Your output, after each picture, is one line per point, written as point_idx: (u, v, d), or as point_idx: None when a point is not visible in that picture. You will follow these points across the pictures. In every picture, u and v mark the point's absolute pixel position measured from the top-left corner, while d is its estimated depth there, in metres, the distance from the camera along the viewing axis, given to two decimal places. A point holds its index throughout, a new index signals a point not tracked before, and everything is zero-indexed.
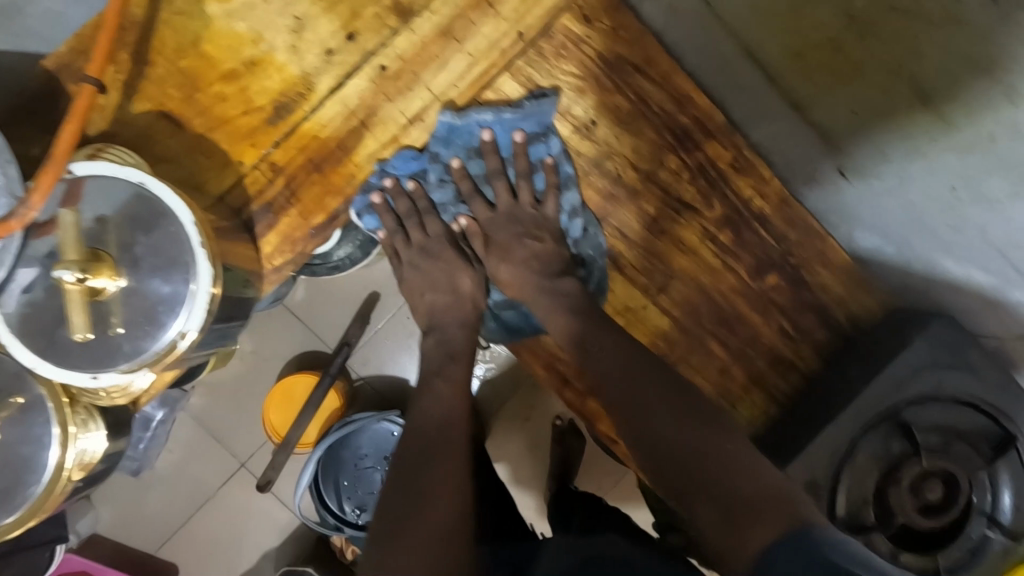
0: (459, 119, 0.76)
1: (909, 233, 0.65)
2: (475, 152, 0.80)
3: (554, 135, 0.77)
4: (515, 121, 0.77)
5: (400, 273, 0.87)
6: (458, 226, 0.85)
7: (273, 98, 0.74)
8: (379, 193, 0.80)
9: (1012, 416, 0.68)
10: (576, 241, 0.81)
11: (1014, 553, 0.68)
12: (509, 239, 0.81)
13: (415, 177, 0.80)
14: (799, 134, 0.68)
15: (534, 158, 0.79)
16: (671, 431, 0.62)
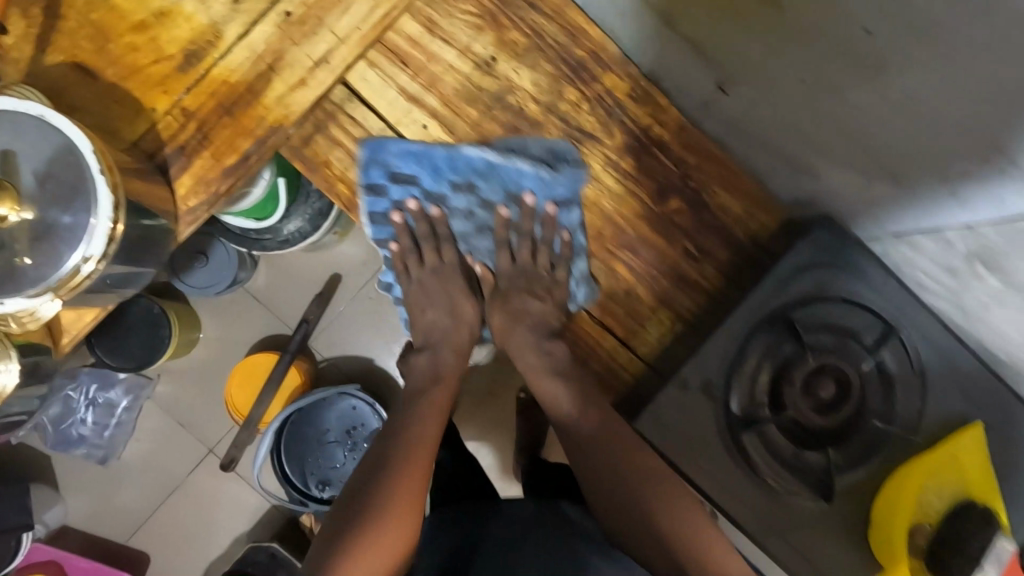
0: (501, 160, 0.81)
1: (783, 134, 0.70)
2: (510, 197, 0.85)
3: (579, 206, 0.82)
4: (551, 187, 0.82)
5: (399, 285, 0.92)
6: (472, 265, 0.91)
7: (182, 46, 0.77)
8: (397, 211, 0.85)
9: (895, 310, 0.73)
10: (575, 303, 0.85)
11: (906, 443, 0.73)
12: (512, 291, 0.88)
13: (439, 204, 0.85)
14: (677, 53, 0.73)
15: (561, 224, 0.84)
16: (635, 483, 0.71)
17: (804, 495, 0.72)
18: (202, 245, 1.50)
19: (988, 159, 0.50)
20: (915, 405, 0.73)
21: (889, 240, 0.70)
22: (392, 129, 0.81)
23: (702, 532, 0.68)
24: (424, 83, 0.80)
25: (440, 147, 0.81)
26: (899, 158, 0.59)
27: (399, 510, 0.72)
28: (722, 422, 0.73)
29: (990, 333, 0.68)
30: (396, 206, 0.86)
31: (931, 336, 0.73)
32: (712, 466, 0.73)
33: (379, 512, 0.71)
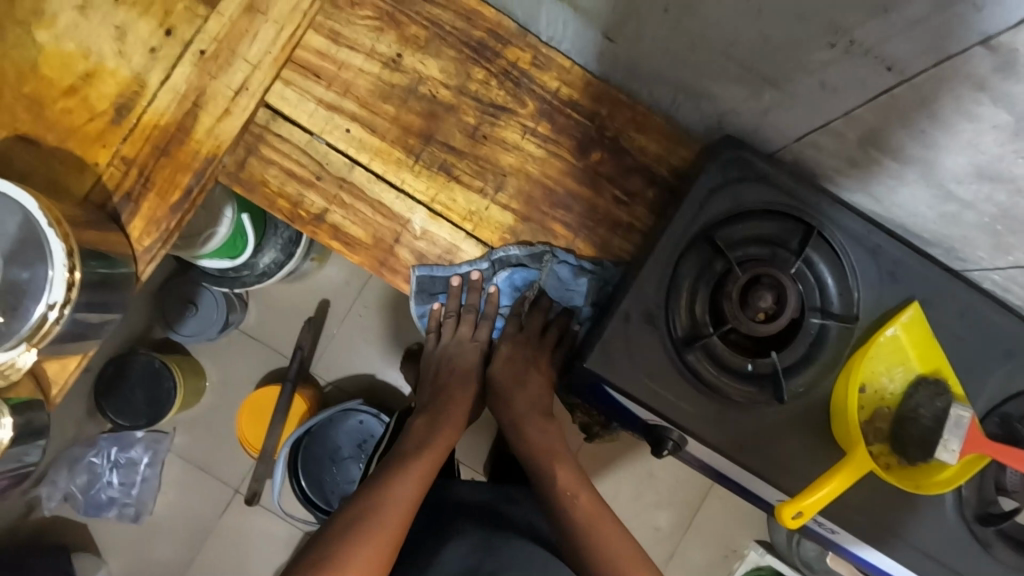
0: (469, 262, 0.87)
1: (670, 65, 0.74)
2: (492, 272, 0.89)
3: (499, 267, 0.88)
4: (493, 266, 0.88)
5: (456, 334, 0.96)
6: (477, 277, 0.89)
7: (112, 101, 0.83)
8: (475, 266, 0.88)
9: (815, 210, 0.75)
10: (500, 255, 0.87)
11: (850, 336, 0.75)
12: (454, 125, 0.85)
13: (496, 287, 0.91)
14: (562, 13, 0.77)
15: (498, 281, 0.90)
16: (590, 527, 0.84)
17: (763, 400, 0.75)
18: (191, 296, 1.55)
19: (832, 41, 0.53)
20: (851, 297, 0.75)
21: (794, 146, 0.74)
22: (321, 140, 0.85)
23: None
24: (339, 90, 0.85)
25: (470, 193, 0.85)
26: (769, 65, 0.62)
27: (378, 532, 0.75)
28: (670, 344, 0.75)
29: (906, 211, 0.72)
30: (463, 279, 0.89)
31: (850, 229, 0.75)
32: (668, 389, 0.75)
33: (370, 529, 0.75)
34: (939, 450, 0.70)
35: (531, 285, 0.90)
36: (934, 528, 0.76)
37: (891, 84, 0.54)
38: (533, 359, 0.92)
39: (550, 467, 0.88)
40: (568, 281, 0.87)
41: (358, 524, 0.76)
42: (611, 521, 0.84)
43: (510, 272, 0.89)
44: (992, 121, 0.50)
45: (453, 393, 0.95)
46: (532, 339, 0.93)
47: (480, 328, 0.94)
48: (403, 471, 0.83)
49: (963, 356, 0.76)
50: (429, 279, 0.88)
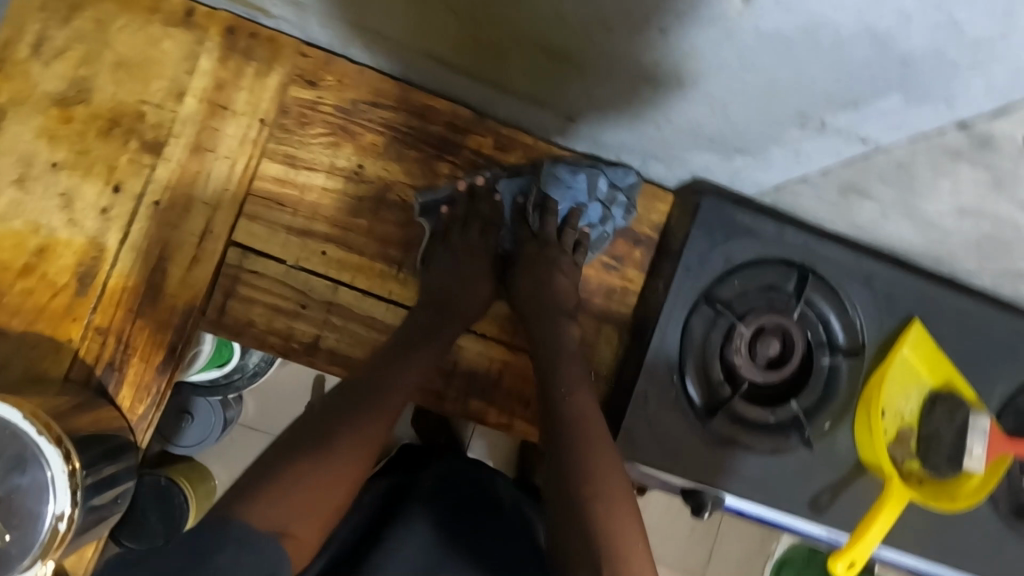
0: (472, 174, 0.85)
1: (636, 139, 0.74)
2: (497, 178, 0.85)
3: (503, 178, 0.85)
4: (497, 173, 0.85)
5: (456, 248, 0.83)
6: (480, 181, 0.84)
7: (73, 271, 0.79)
8: (478, 172, 0.84)
9: (804, 250, 0.76)
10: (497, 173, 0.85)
11: (863, 367, 0.77)
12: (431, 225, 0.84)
13: (500, 190, 0.85)
14: (519, 100, 0.76)
15: (505, 189, 0.85)
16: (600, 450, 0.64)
17: (791, 448, 0.76)
18: (180, 402, 1.26)
19: (803, 124, 0.53)
20: (855, 329, 0.76)
21: (771, 192, 0.73)
22: (298, 267, 0.83)
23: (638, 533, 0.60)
24: (307, 214, 0.83)
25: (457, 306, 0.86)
26: (739, 138, 0.62)
27: (376, 416, 0.67)
28: (692, 412, 0.75)
29: (892, 237, 0.72)
30: (466, 183, 0.84)
31: (840, 263, 0.77)
32: (699, 457, 0.75)
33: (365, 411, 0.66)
34: (967, 460, 0.71)
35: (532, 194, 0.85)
36: (977, 534, 0.78)
37: (866, 152, 0.54)
38: (554, 262, 0.81)
39: (552, 374, 0.72)
40: (565, 180, 0.82)
41: (359, 404, 0.67)
42: (608, 447, 0.66)
43: (512, 182, 0.85)
44: (968, 176, 0.51)
45: (464, 292, 0.81)
46: (547, 240, 0.83)
47: (488, 230, 0.85)
48: (409, 366, 0.73)
49: (969, 362, 0.78)
50: (434, 202, 0.83)
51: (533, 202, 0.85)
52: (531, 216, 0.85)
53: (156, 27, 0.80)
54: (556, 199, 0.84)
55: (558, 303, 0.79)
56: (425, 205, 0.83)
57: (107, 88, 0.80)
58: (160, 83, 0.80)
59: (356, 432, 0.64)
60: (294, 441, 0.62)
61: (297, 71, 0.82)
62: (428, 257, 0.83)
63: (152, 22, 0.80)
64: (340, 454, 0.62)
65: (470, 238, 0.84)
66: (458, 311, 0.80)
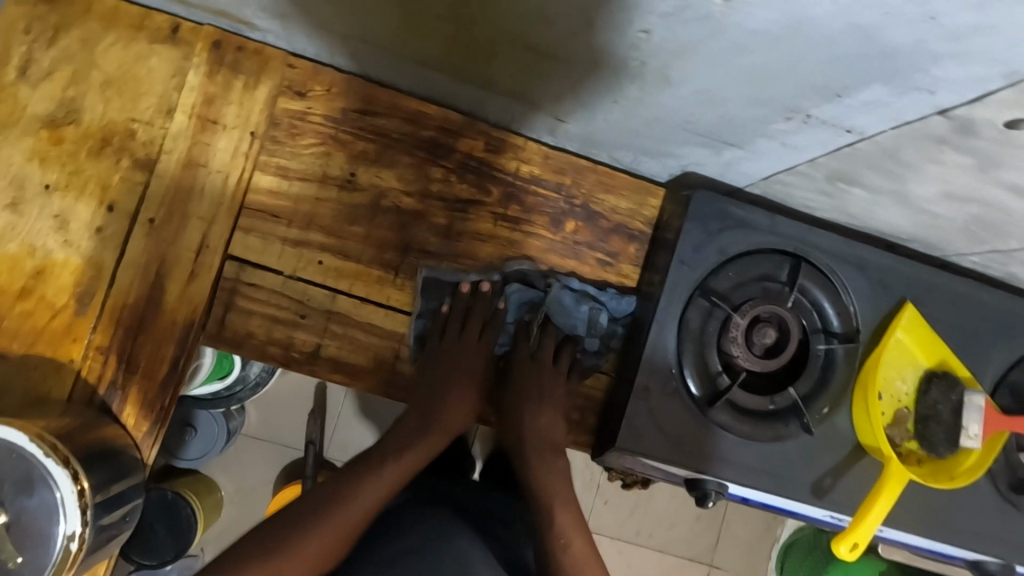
0: (480, 272, 0.85)
1: (626, 136, 0.74)
2: (502, 277, 0.86)
3: (512, 280, 0.86)
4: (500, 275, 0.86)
5: (448, 356, 0.84)
6: (485, 287, 0.84)
7: (71, 292, 0.79)
8: (487, 274, 0.85)
9: (795, 239, 0.77)
10: (507, 272, 0.86)
11: (858, 351, 0.78)
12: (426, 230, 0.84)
13: (503, 294, 0.86)
14: (507, 103, 0.76)
15: (514, 298, 0.86)
16: (559, 540, 0.76)
17: (792, 434, 0.77)
18: (184, 415, 1.25)
19: (789, 116, 0.54)
20: (850, 314, 0.77)
21: (762, 183, 0.74)
22: (295, 278, 0.83)
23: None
24: (302, 225, 0.83)
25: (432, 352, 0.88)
26: (727, 131, 0.62)
27: (356, 512, 0.74)
28: (693, 404, 0.76)
29: (883, 222, 0.73)
30: (471, 284, 0.85)
31: (834, 250, 0.77)
32: (702, 447, 0.76)
33: (343, 505, 0.74)
34: (962, 438, 0.73)
35: (535, 309, 0.87)
36: (978, 509, 0.79)
37: (852, 141, 0.55)
38: (547, 390, 0.83)
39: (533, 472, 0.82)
40: (569, 305, 0.86)
41: (328, 508, 0.73)
42: (574, 539, 0.77)
43: (520, 288, 0.86)
44: (954, 163, 0.52)
45: (457, 395, 0.84)
46: (544, 363, 0.85)
47: (487, 330, 0.86)
48: (381, 469, 0.78)
49: (963, 342, 0.79)
50: (438, 277, 0.85)
51: (535, 314, 0.87)
52: (530, 330, 0.87)
53: (143, 43, 0.80)
54: (557, 322, 0.86)
55: (554, 429, 0.84)
56: (422, 307, 0.85)
57: (96, 107, 0.80)
58: (149, 99, 0.80)
59: (315, 541, 0.71)
60: (270, 535, 0.72)
61: (286, 82, 0.82)
62: (422, 355, 0.85)
63: (138, 38, 0.80)
64: (314, 547, 0.71)
65: (467, 341, 0.85)
66: (440, 421, 0.83)
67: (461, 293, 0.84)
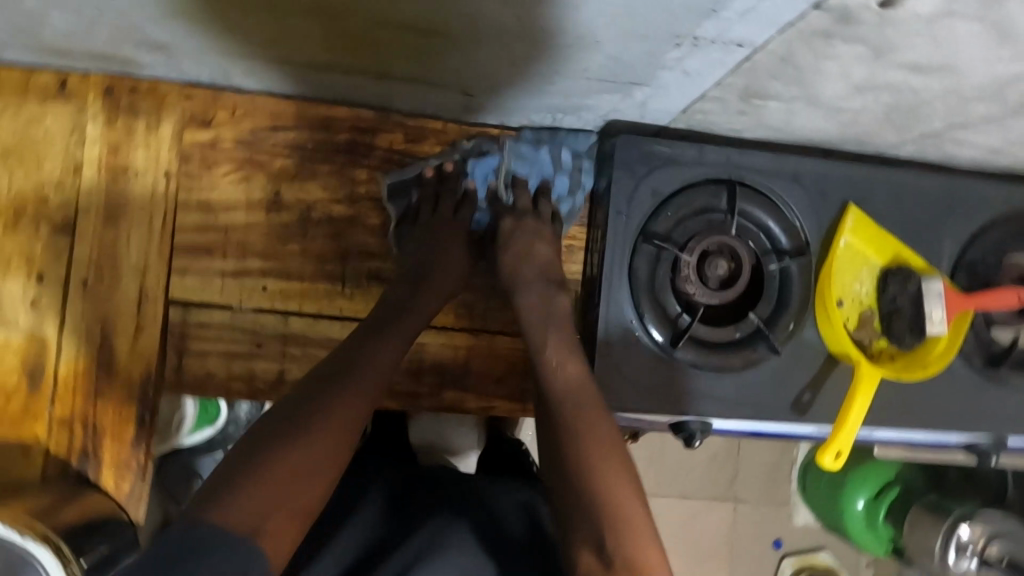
0: (437, 154, 0.84)
1: (536, 97, 0.73)
2: (461, 155, 0.83)
3: (470, 156, 0.83)
4: (455, 153, 0.84)
5: (426, 231, 0.80)
6: (449, 164, 0.83)
7: (20, 370, 0.78)
8: (446, 154, 0.84)
9: (727, 165, 0.77)
10: (464, 150, 0.83)
11: (812, 263, 0.77)
12: (364, 232, 0.83)
13: (461, 163, 0.83)
14: (412, 88, 0.74)
15: (477, 173, 0.84)
16: (589, 430, 0.63)
17: (761, 358, 0.77)
18: (186, 470, 1.19)
19: (679, 43, 0.53)
20: (795, 229, 0.77)
21: (681, 116, 0.73)
22: (243, 308, 0.81)
23: (626, 498, 0.59)
24: (237, 254, 0.81)
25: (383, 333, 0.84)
26: (628, 71, 0.61)
27: (360, 389, 0.62)
28: (659, 349, 0.76)
29: (809, 130, 0.72)
30: (431, 162, 0.83)
31: (765, 170, 0.77)
32: (676, 390, 0.76)
33: (345, 382, 0.62)
34: (928, 326, 0.73)
35: (501, 172, 0.84)
36: (958, 392, 0.80)
37: (748, 54, 0.54)
38: (537, 229, 0.79)
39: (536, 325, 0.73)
40: (529, 154, 0.83)
41: (336, 385, 0.61)
42: (597, 418, 0.64)
43: (483, 160, 0.83)
44: (848, 54, 0.51)
45: (438, 269, 0.77)
46: (525, 212, 0.81)
47: (461, 207, 0.82)
48: (376, 345, 0.67)
49: (912, 231, 0.79)
50: (402, 182, 0.84)
51: (502, 181, 0.84)
52: (502, 198, 0.84)
53: (33, 105, 0.78)
54: (523, 174, 0.84)
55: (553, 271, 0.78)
56: (395, 208, 0.83)
57: (1, 180, 0.77)
58: (53, 162, 0.78)
59: (331, 419, 0.58)
60: (273, 427, 0.56)
61: (188, 115, 0.80)
62: (401, 237, 0.82)
63: (26, 101, 0.77)
64: (331, 428, 0.58)
65: (444, 223, 0.81)
66: (433, 284, 0.76)
67: (421, 171, 0.83)
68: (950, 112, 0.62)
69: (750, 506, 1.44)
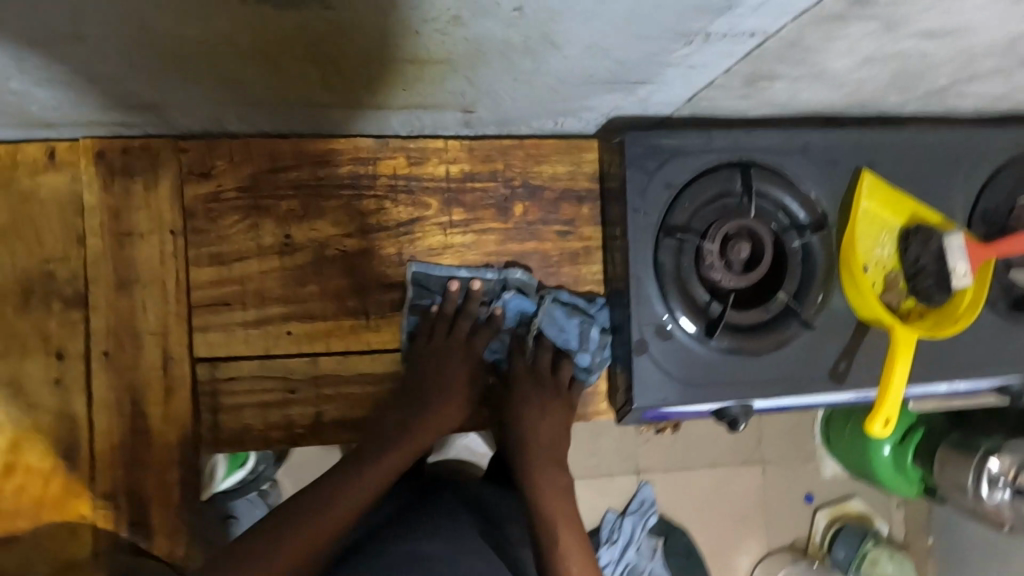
0: (466, 270, 0.83)
1: (538, 106, 0.72)
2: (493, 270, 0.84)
3: (506, 291, 0.84)
4: (485, 274, 0.84)
5: (442, 362, 0.84)
6: (477, 286, 0.83)
7: (54, 449, 0.76)
8: (478, 274, 0.84)
9: (736, 148, 0.76)
10: (504, 275, 0.84)
11: (831, 234, 0.78)
12: (379, 263, 0.82)
13: (486, 283, 0.84)
14: (410, 114, 0.73)
15: (511, 306, 0.84)
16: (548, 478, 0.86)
17: (794, 334, 0.77)
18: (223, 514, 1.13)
19: (690, 40, 0.52)
20: (812, 202, 0.77)
21: (686, 106, 0.72)
22: (270, 357, 0.80)
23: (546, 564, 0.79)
24: (256, 304, 0.80)
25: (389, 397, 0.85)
26: (635, 72, 0.60)
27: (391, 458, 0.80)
28: (693, 340, 0.76)
29: (815, 103, 0.72)
30: (462, 280, 0.84)
31: (775, 147, 0.76)
32: (715, 378, 0.76)
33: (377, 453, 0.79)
34: (955, 281, 0.73)
35: (526, 320, 0.86)
36: (987, 339, 0.80)
37: (758, 42, 0.53)
38: (545, 399, 0.85)
39: (540, 414, 0.85)
40: (560, 320, 0.84)
41: (372, 452, 0.79)
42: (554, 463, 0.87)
43: (518, 298, 0.84)
44: (861, 31, 0.50)
45: (449, 383, 0.84)
46: (541, 377, 0.86)
47: (475, 341, 0.85)
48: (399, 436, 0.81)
49: (925, 188, 0.79)
50: (426, 286, 0.83)
51: (523, 323, 0.86)
52: (522, 339, 0.87)
53: (24, 180, 0.75)
54: (548, 335, 0.86)
55: (557, 400, 0.86)
56: (414, 303, 0.84)
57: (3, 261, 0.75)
58: (54, 235, 0.76)
59: (335, 511, 0.75)
60: (297, 514, 0.73)
61: (185, 169, 0.78)
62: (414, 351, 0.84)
63: (15, 177, 0.75)
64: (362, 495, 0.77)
65: (458, 350, 0.85)
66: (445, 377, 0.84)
67: (449, 300, 0.84)
68: (957, 70, 0.62)
69: (780, 467, 1.46)
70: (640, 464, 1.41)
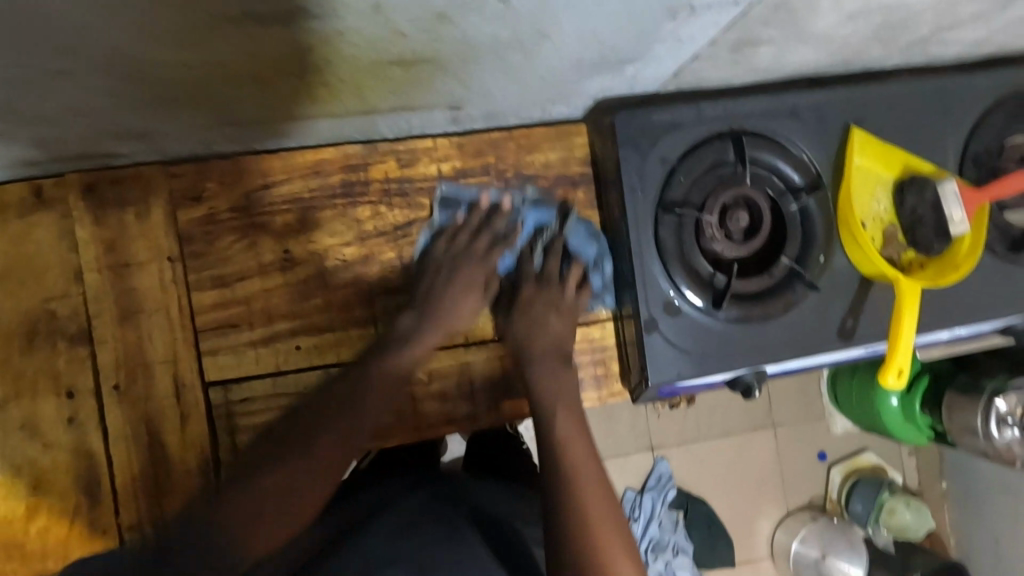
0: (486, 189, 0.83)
1: (525, 96, 0.71)
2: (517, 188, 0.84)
3: (528, 207, 0.84)
4: (511, 189, 0.83)
5: (458, 270, 0.80)
6: (505, 201, 0.83)
7: (76, 486, 0.76)
8: (505, 191, 0.83)
9: (725, 118, 0.76)
10: (524, 196, 0.84)
11: (828, 193, 0.78)
12: (380, 268, 0.82)
13: (510, 197, 0.83)
14: (398, 116, 0.72)
15: (529, 219, 0.84)
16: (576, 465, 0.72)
17: (801, 297, 0.78)
18: None
19: (675, 15, 0.52)
20: (805, 164, 0.77)
21: (672, 81, 0.72)
22: (283, 372, 0.80)
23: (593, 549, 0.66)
24: (263, 321, 0.79)
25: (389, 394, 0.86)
26: (621, 52, 0.60)
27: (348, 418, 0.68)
28: (702, 314, 0.76)
29: (800, 64, 0.72)
30: (489, 192, 0.83)
31: (764, 113, 0.77)
32: (728, 349, 0.76)
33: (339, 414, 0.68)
34: (950, 229, 0.75)
35: (542, 232, 0.85)
36: (988, 282, 0.81)
37: (743, 11, 0.53)
38: (554, 302, 0.82)
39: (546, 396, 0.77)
40: (581, 232, 0.85)
41: (334, 410, 0.68)
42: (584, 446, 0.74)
43: (538, 211, 0.84)
44: None
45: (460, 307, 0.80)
46: (552, 286, 0.83)
47: (494, 252, 0.83)
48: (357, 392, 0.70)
49: (915, 139, 0.79)
50: (455, 198, 0.82)
51: (536, 237, 0.85)
52: (535, 255, 0.85)
53: (15, 222, 0.74)
54: (566, 245, 0.85)
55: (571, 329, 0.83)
56: (439, 218, 0.82)
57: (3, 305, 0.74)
58: (51, 274, 0.75)
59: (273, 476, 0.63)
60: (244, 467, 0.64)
61: (176, 195, 0.77)
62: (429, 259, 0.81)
63: (6, 220, 0.74)
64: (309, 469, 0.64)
65: (479, 258, 0.82)
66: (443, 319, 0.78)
67: (473, 208, 0.83)
68: (939, 18, 0.62)
69: (792, 429, 1.48)
70: (655, 441, 1.42)
